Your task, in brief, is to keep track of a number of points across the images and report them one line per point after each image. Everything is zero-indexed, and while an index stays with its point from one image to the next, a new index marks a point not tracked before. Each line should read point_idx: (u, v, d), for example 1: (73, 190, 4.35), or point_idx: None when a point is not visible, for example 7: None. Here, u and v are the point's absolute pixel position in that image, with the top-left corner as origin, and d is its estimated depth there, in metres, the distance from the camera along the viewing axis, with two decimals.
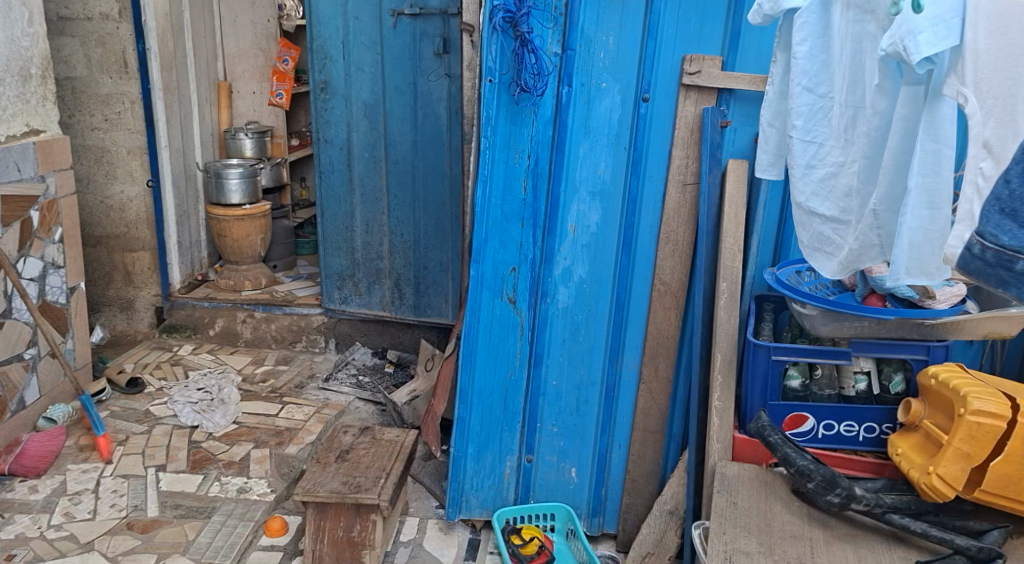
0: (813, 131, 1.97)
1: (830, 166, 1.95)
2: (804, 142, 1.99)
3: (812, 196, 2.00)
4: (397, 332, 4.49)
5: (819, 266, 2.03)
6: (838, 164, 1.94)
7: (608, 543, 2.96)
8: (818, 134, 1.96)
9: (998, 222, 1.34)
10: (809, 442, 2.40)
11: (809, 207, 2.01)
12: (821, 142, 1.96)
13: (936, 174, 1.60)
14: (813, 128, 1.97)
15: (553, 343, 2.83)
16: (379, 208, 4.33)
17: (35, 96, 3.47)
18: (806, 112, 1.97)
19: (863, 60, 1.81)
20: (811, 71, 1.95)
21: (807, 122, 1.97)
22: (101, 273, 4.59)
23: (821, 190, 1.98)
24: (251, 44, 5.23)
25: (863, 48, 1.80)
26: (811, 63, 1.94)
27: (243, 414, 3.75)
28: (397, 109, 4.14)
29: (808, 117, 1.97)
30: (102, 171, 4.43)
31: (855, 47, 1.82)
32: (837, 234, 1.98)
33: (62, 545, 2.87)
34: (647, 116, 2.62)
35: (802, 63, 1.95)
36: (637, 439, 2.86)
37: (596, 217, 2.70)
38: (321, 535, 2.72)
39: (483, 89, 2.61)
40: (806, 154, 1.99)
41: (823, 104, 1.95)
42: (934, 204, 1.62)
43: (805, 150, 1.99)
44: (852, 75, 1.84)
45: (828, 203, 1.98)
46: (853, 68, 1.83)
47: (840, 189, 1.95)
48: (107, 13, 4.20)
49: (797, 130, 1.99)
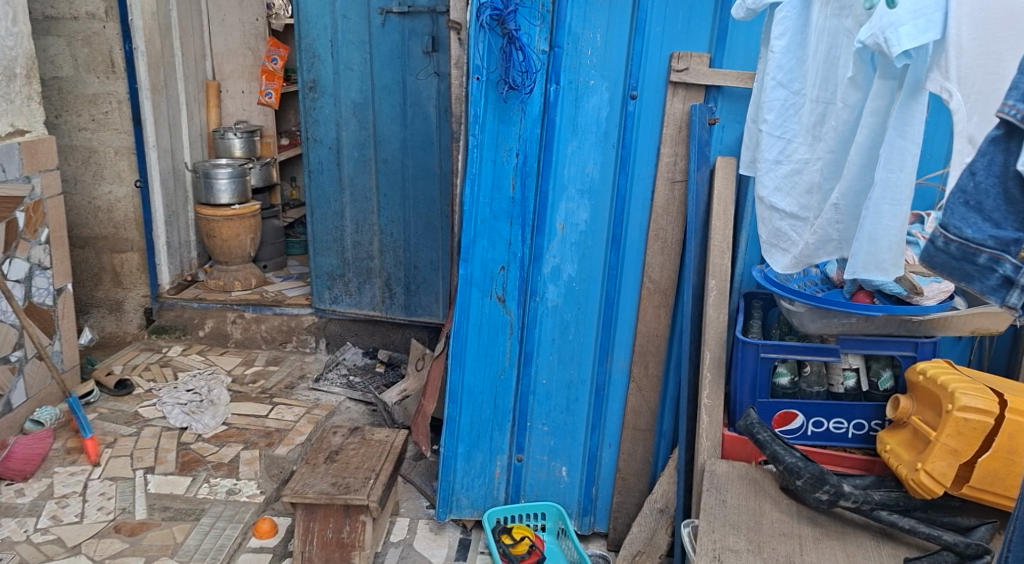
0: (783, 127, 1.97)
1: (796, 162, 1.96)
2: (773, 137, 1.98)
3: (775, 191, 2.01)
4: (388, 332, 4.47)
5: (776, 261, 2.04)
6: (803, 161, 1.95)
7: (600, 542, 2.96)
8: (788, 130, 1.96)
9: (963, 214, 1.33)
10: (799, 439, 2.40)
11: (771, 202, 2.02)
12: (790, 139, 1.96)
13: (899, 170, 1.62)
14: (784, 123, 1.97)
15: (543, 343, 2.82)
16: (368, 207, 4.31)
17: (19, 96, 3.44)
18: (777, 107, 1.97)
19: (838, 55, 1.81)
20: (786, 66, 1.95)
21: (778, 117, 1.97)
22: (90, 274, 4.57)
23: (784, 185, 1.99)
24: (239, 44, 5.21)
25: (839, 44, 1.81)
26: (787, 58, 1.95)
27: (233, 415, 3.73)
28: (386, 108, 4.13)
29: (779, 113, 1.97)
30: (89, 171, 4.40)
31: (831, 42, 1.82)
32: (795, 230, 1.98)
33: (49, 549, 2.85)
34: (635, 113, 2.61)
35: (778, 57, 1.95)
36: (627, 437, 2.85)
37: (585, 216, 2.69)
38: (311, 537, 2.71)
39: (470, 87, 2.60)
40: (773, 150, 1.99)
41: (796, 101, 1.95)
42: (895, 200, 1.63)
43: (773, 145, 1.98)
44: (826, 70, 1.84)
45: (790, 199, 1.98)
46: (828, 63, 1.84)
47: (801, 186, 1.96)
48: (93, 13, 4.17)
49: (767, 124, 1.99)
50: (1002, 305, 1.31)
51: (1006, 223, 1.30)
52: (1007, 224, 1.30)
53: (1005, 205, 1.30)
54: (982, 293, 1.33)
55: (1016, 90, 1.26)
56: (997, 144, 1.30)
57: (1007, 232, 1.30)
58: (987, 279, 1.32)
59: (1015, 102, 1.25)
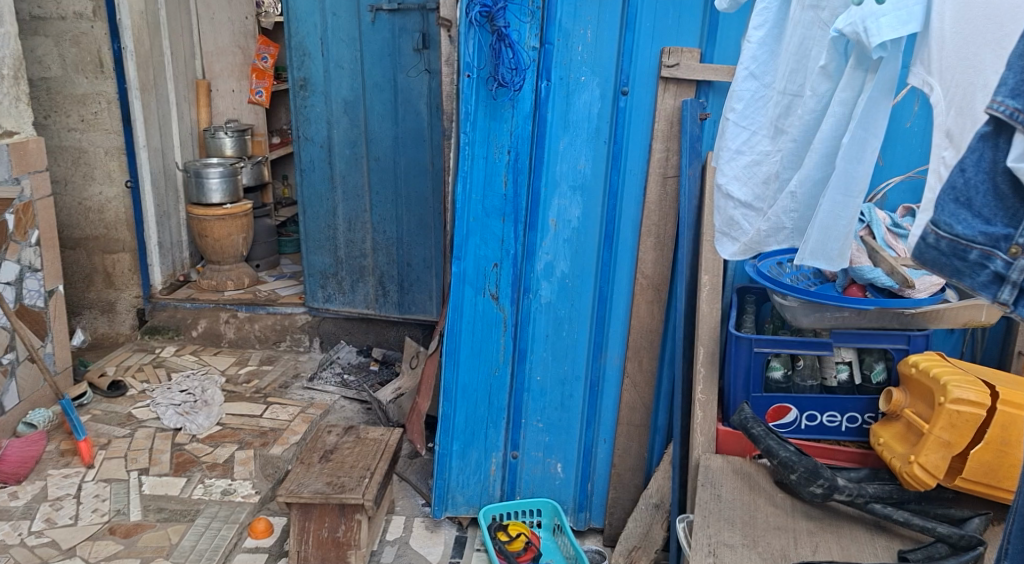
0: (750, 118, 1.96)
1: (757, 153, 1.95)
2: (738, 127, 1.97)
3: (732, 180, 1.99)
4: (381, 331, 4.43)
5: (725, 249, 2.04)
6: (763, 153, 1.94)
7: (595, 537, 2.96)
8: (754, 121, 1.95)
9: (953, 211, 1.31)
10: (793, 433, 2.41)
11: (727, 190, 2.00)
12: (755, 131, 1.96)
13: (858, 161, 1.65)
14: (752, 115, 1.96)
15: (537, 340, 2.82)
16: (361, 205, 4.31)
17: (7, 97, 3.43)
18: (746, 97, 1.96)
19: (810, 47, 1.82)
20: (760, 59, 1.94)
21: (746, 107, 1.96)
22: (81, 275, 4.55)
23: (743, 175, 1.98)
24: (229, 42, 5.19)
25: (812, 36, 1.81)
26: (761, 50, 1.94)
27: (227, 415, 3.72)
28: (377, 106, 4.12)
29: (749, 103, 1.96)
30: (79, 172, 4.38)
31: (804, 34, 1.82)
32: (746, 219, 1.98)
33: (43, 552, 2.84)
34: (626, 109, 2.61)
35: (753, 48, 1.94)
36: (622, 432, 2.86)
37: (577, 211, 2.69)
38: (306, 536, 2.70)
39: (461, 84, 2.60)
40: (737, 139, 1.97)
41: (765, 93, 1.95)
42: (848, 191, 1.68)
43: (737, 135, 1.97)
44: (795, 62, 1.84)
45: (745, 188, 1.98)
46: (799, 55, 1.84)
47: (759, 176, 1.96)
48: (81, 12, 4.15)
49: (735, 114, 1.97)
50: (993, 301, 1.28)
51: (995, 219, 1.28)
52: (997, 220, 1.27)
53: (995, 200, 1.28)
54: (972, 289, 1.30)
55: (1005, 86, 1.23)
56: (986, 141, 1.27)
57: (996, 227, 1.27)
58: (978, 275, 1.29)
59: (1004, 98, 1.23)
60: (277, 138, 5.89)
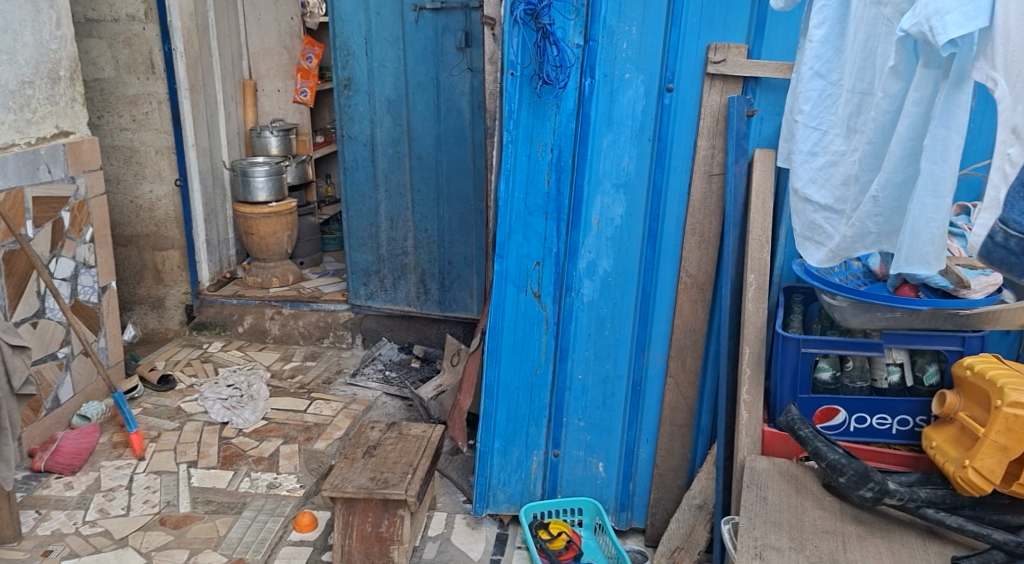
0: (819, 118, 1.97)
1: (831, 154, 1.96)
2: (809, 128, 1.98)
3: (809, 182, 2.01)
4: (423, 327, 4.50)
5: (810, 255, 2.03)
6: (838, 153, 1.95)
7: (637, 537, 2.96)
8: (823, 121, 1.97)
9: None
10: (841, 435, 2.37)
11: (805, 194, 2.01)
12: (826, 131, 1.96)
13: (943, 160, 1.62)
14: (820, 115, 1.97)
15: (579, 338, 2.82)
16: (403, 203, 4.34)
17: (64, 98, 3.52)
18: (814, 97, 1.97)
19: (875, 44, 1.82)
20: (823, 56, 1.94)
21: (814, 108, 1.97)
22: (132, 271, 4.67)
23: (819, 177, 1.99)
24: (275, 43, 5.29)
25: (877, 33, 1.81)
26: (825, 48, 1.93)
27: (272, 410, 3.80)
28: (420, 105, 4.14)
29: (816, 103, 1.97)
30: (131, 171, 4.49)
31: (869, 31, 1.83)
32: (829, 223, 1.98)
33: (97, 541, 2.89)
34: (671, 106, 2.60)
35: (816, 47, 1.94)
36: (665, 433, 2.84)
37: (620, 209, 2.68)
38: (350, 531, 2.73)
39: (505, 83, 2.61)
40: (809, 141, 1.99)
41: (833, 91, 1.95)
42: (938, 192, 1.64)
43: (809, 136, 1.99)
44: (862, 60, 1.85)
45: (823, 191, 1.98)
46: (866, 52, 1.85)
47: (837, 178, 1.96)
48: (133, 14, 4.26)
49: (804, 115, 1.99)
50: None
51: None
52: None
53: None
54: None
55: None
56: None
57: None
58: None
59: None
60: (321, 137, 5.99)
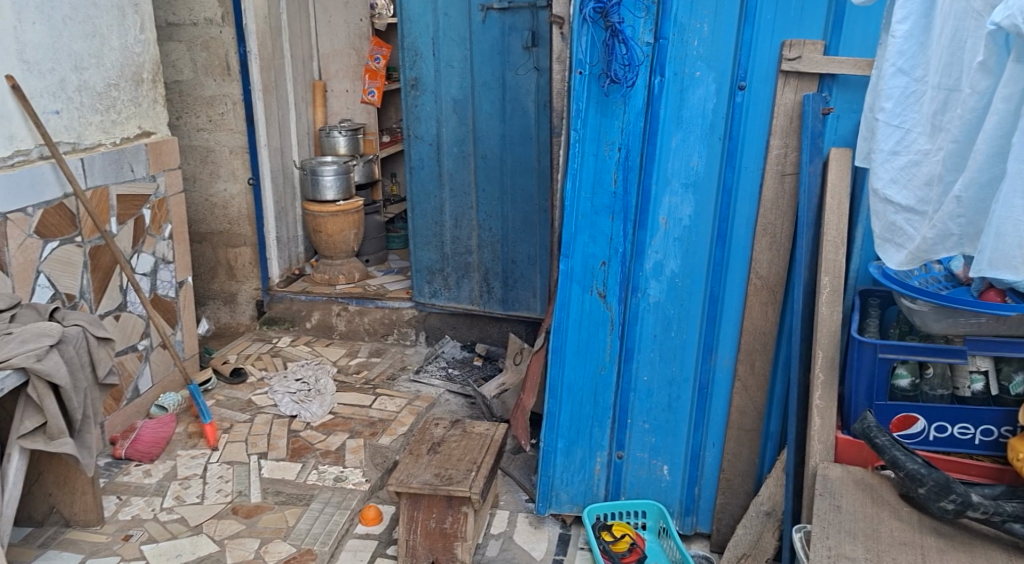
0: (902, 116, 1.93)
1: (914, 153, 1.92)
2: (890, 127, 1.95)
3: (889, 183, 1.96)
4: (485, 326, 4.52)
5: (889, 257, 2.00)
6: (922, 152, 1.91)
7: (702, 542, 2.92)
8: (906, 119, 1.93)
9: None
10: (919, 444, 2.31)
11: (885, 195, 1.97)
12: (909, 129, 1.93)
13: None
14: (903, 112, 1.93)
15: (644, 339, 2.80)
16: (468, 202, 4.37)
17: (146, 100, 3.64)
18: (896, 94, 1.94)
19: (964, 38, 1.81)
20: (907, 52, 1.92)
21: (897, 105, 1.94)
22: (207, 267, 4.81)
23: (901, 177, 1.95)
24: (345, 44, 5.39)
25: (966, 27, 1.80)
26: (908, 43, 1.92)
27: (339, 404, 3.87)
28: (485, 105, 4.17)
29: (898, 100, 1.94)
30: (206, 170, 4.62)
31: (957, 26, 1.81)
32: (910, 224, 1.95)
33: (174, 527, 2.99)
34: (744, 104, 2.56)
35: (899, 42, 1.93)
36: (732, 437, 2.80)
37: (689, 209, 2.65)
38: (415, 526, 2.76)
39: (573, 82, 2.61)
40: (891, 140, 1.95)
41: (916, 88, 1.92)
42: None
43: (890, 135, 1.95)
44: (949, 56, 1.83)
45: (906, 192, 1.94)
46: (953, 47, 1.83)
47: (920, 178, 1.92)
48: (211, 18, 4.38)
49: (885, 113, 1.95)
50: None
51: None
52: None
53: None
54: None
55: None
56: None
57: None
58: None
59: None
60: (387, 136, 6.07)
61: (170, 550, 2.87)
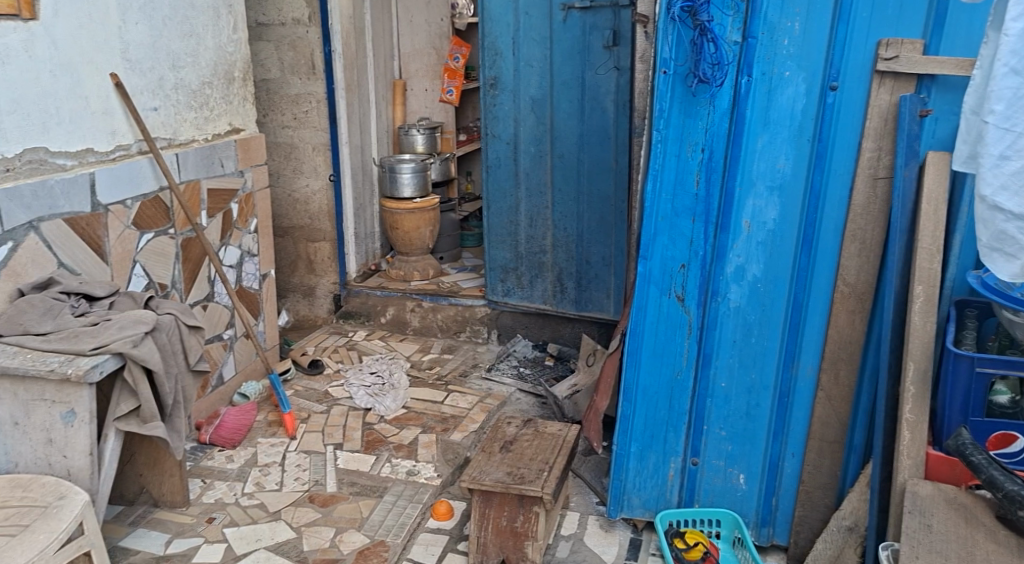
0: (1013, 119, 1.91)
1: None
2: (1000, 130, 1.93)
3: (999, 190, 1.94)
4: (557, 326, 4.50)
5: (998, 266, 1.97)
6: None
7: (778, 555, 2.85)
8: (1018, 123, 1.91)
9: None
10: (1017, 464, 2.23)
11: (995, 202, 1.95)
12: (1020, 133, 1.91)
13: None
14: (1014, 115, 1.91)
15: (723, 345, 2.74)
16: (543, 202, 4.35)
17: (237, 97, 3.75)
18: (1007, 97, 1.92)
19: None
20: (1021, 52, 1.90)
21: (1008, 108, 1.91)
22: (288, 260, 4.92)
23: (1012, 183, 1.92)
24: (425, 43, 5.47)
25: None
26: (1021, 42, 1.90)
27: (412, 399, 3.92)
28: (564, 104, 4.15)
29: (1009, 103, 1.91)
30: (290, 166, 4.73)
31: None
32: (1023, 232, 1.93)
33: (254, 512, 3.06)
34: (835, 105, 2.48)
35: (1012, 41, 1.90)
36: (813, 448, 2.72)
37: (774, 213, 2.59)
38: (487, 523, 2.77)
39: (657, 81, 2.58)
40: (1001, 144, 1.93)
41: None
42: None
43: (1001, 139, 1.93)
44: None
45: (1018, 198, 1.92)
46: None
47: None
48: (299, 18, 4.48)
49: (995, 116, 1.93)
50: None
51: None
52: None
53: None
54: None
55: None
56: None
57: None
58: None
59: None
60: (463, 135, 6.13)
61: (250, 534, 2.94)
